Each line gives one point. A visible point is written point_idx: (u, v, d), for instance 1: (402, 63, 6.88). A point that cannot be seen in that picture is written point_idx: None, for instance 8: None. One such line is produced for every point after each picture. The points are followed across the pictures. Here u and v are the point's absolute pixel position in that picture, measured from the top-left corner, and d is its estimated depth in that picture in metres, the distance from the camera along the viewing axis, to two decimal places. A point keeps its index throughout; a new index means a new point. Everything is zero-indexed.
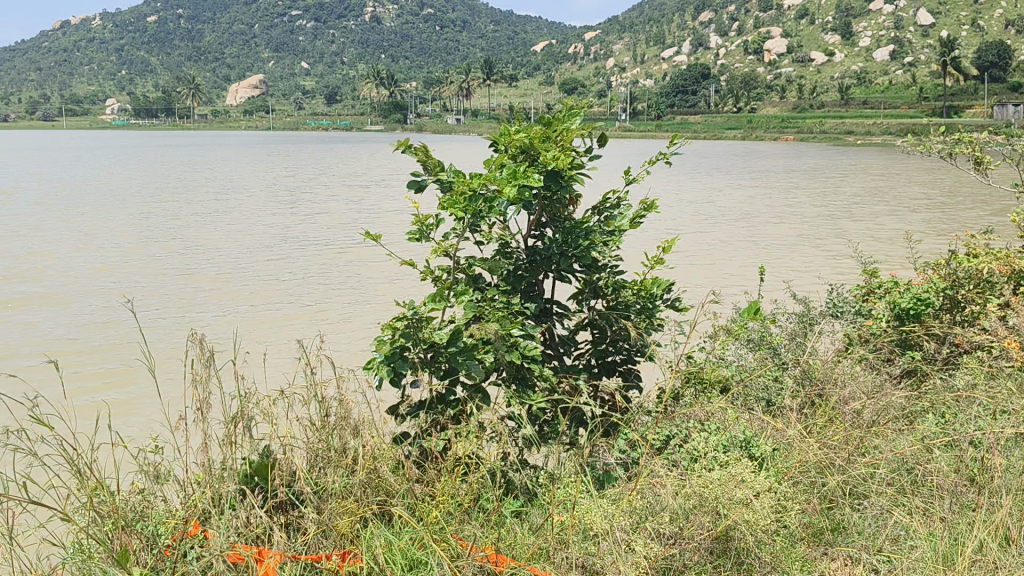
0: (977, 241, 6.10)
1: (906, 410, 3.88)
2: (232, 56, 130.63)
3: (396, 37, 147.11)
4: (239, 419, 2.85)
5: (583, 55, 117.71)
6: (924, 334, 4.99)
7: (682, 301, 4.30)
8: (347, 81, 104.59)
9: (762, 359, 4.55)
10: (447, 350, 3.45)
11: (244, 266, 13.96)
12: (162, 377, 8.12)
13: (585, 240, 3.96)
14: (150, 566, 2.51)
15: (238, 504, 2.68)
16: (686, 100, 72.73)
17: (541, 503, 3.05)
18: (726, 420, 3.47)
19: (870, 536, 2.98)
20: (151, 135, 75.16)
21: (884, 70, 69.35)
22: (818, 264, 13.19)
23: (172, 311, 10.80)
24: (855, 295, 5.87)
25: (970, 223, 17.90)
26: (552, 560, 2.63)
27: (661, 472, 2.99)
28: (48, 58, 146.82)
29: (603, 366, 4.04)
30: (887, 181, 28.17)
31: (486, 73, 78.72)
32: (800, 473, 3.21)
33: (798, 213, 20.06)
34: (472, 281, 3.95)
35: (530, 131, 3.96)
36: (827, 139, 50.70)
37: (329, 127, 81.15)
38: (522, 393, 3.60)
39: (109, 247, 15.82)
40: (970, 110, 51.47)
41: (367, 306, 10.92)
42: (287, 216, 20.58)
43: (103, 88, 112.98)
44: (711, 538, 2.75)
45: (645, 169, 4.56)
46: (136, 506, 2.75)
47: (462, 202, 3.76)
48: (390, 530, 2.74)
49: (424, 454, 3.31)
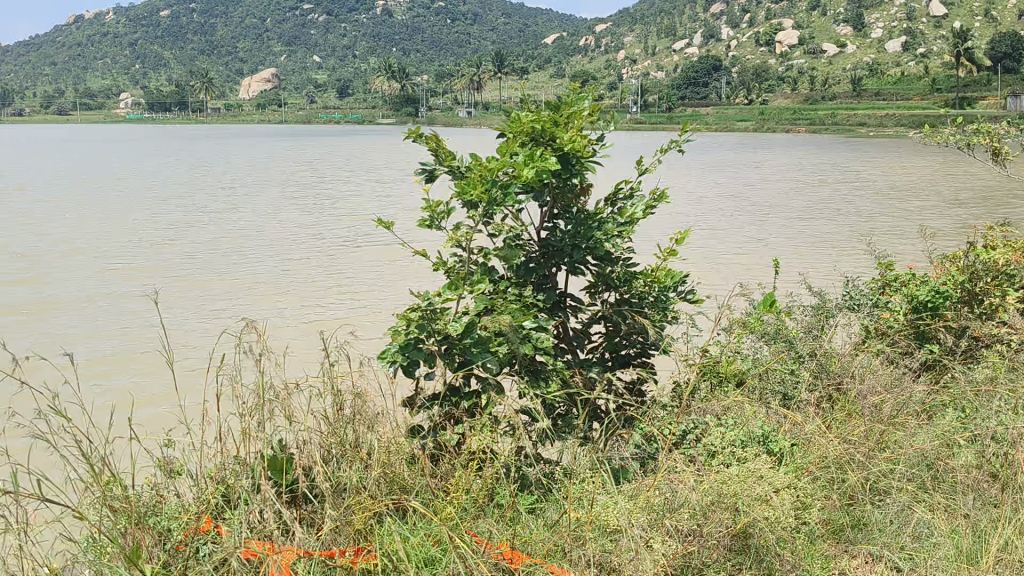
0: (995, 234, 5.98)
1: (925, 404, 3.81)
2: (245, 50, 130.63)
3: (407, 32, 147.37)
4: (255, 412, 2.83)
5: (594, 47, 117.23)
6: (942, 327, 4.89)
7: (696, 293, 4.24)
8: (360, 75, 104.95)
9: (779, 353, 4.46)
10: (460, 342, 3.43)
11: (261, 262, 13.79)
12: (180, 376, 7.98)
13: (598, 231, 3.92)
14: (161, 562, 2.52)
15: (252, 497, 2.66)
16: (697, 91, 72.43)
17: (556, 500, 3.02)
18: (744, 416, 3.45)
19: (892, 534, 2.93)
20: (163, 128, 75.07)
21: (896, 62, 68.68)
22: (841, 260, 12.92)
23: (189, 309, 10.63)
24: (870, 287, 5.74)
25: (992, 217, 17.59)
26: (569, 557, 2.60)
27: (679, 467, 2.93)
28: (63, 54, 147.40)
29: (617, 359, 4.02)
30: (901, 174, 27.85)
31: (498, 65, 78.53)
32: (819, 469, 3.17)
33: (815, 207, 19.94)
34: (486, 270, 3.89)
35: (540, 116, 3.91)
36: (839, 132, 50.45)
37: (342, 121, 80.98)
38: (536, 385, 3.56)
39: (128, 244, 15.57)
40: (983, 102, 50.98)
41: (385, 303, 10.77)
42: (304, 210, 20.42)
43: (117, 81, 113.06)
44: (731, 535, 2.69)
45: (657, 158, 4.48)
46: (149, 502, 2.75)
47: (478, 187, 3.74)
48: (404, 525, 2.71)
49: (438, 447, 3.31)
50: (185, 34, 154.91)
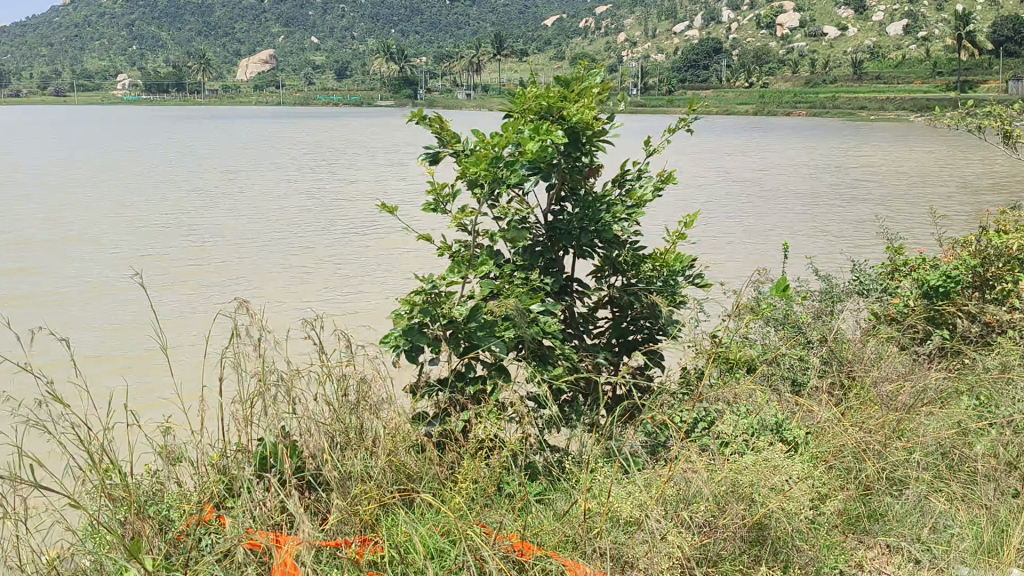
0: (1007, 217, 5.82)
1: (943, 392, 3.73)
2: (243, 31, 129.43)
3: (406, 13, 146.38)
4: (258, 396, 2.74)
5: (594, 30, 116.74)
6: (956, 313, 4.79)
7: (705, 278, 4.16)
8: (358, 57, 104.15)
9: (787, 339, 4.41)
10: (466, 327, 3.37)
11: (263, 246, 13.64)
12: (178, 365, 7.80)
13: (606, 213, 3.82)
14: (162, 553, 2.47)
15: (255, 488, 2.59)
16: (698, 74, 71.97)
17: (565, 488, 2.96)
18: (757, 403, 3.37)
19: (910, 525, 2.87)
20: (160, 109, 74.29)
21: (897, 45, 68.16)
22: (850, 245, 12.78)
23: (187, 296, 10.48)
24: (878, 272, 5.64)
25: (998, 203, 17.49)
26: (583, 550, 2.54)
27: (694, 456, 2.85)
28: (58, 34, 145.52)
29: (624, 345, 3.95)
30: (906, 159, 27.58)
31: (497, 47, 77.98)
32: (836, 458, 3.09)
33: (820, 192, 19.84)
34: (492, 252, 3.79)
35: (548, 93, 3.81)
36: (840, 115, 50.22)
37: (340, 103, 80.08)
38: (543, 369, 3.50)
39: (126, 230, 15.38)
40: (984, 86, 50.71)
41: (394, 290, 10.56)
42: (305, 194, 20.21)
43: (114, 63, 111.89)
44: (746, 527, 2.62)
45: (667, 138, 4.38)
46: (149, 491, 2.71)
47: (482, 164, 3.62)
48: (413, 515, 2.65)
49: (444, 435, 3.25)
50: (182, 15, 153.09)
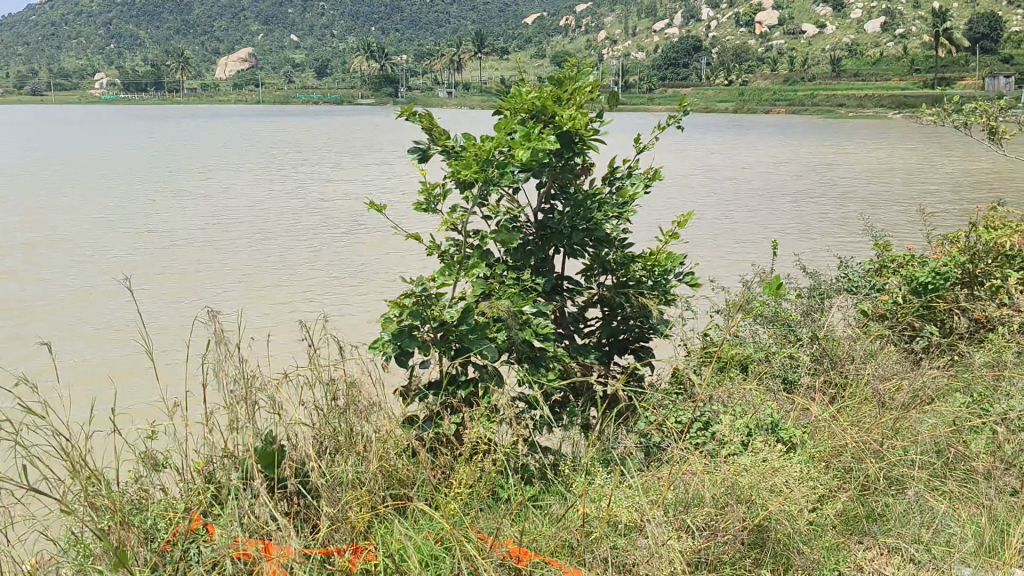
0: (994, 213, 5.82)
1: (939, 391, 3.71)
2: (221, 29, 128.46)
3: (386, 11, 145.71)
4: (245, 399, 2.66)
5: (574, 28, 116.84)
6: (948, 310, 4.78)
7: (695, 277, 4.11)
8: (339, 55, 103.60)
9: (778, 339, 4.38)
10: (457, 328, 3.30)
11: (247, 248, 13.53)
12: (160, 371, 7.63)
13: (598, 213, 3.78)
14: (149, 564, 2.39)
15: (243, 494, 2.51)
16: (678, 73, 72.15)
17: (559, 492, 2.91)
18: (751, 403, 3.33)
19: (911, 524, 2.83)
20: (137, 109, 73.54)
21: (875, 42, 68.63)
22: (838, 243, 12.81)
23: (168, 299, 10.33)
24: (866, 268, 5.63)
25: (982, 199, 17.61)
26: (581, 556, 2.49)
27: (691, 459, 2.80)
28: (35, 33, 143.58)
29: (615, 345, 3.89)
30: (889, 156, 27.79)
31: (478, 46, 77.81)
32: (834, 459, 3.07)
33: (806, 189, 19.92)
34: (482, 253, 3.72)
35: (541, 93, 3.76)
36: (820, 112, 50.46)
37: (320, 101, 79.57)
38: (535, 371, 3.43)
39: (105, 232, 15.16)
40: (961, 82, 51.05)
41: (383, 290, 10.48)
42: (291, 194, 20.05)
43: (91, 62, 110.54)
44: (747, 530, 2.58)
45: (657, 135, 4.33)
46: (135, 495, 2.62)
47: (473, 165, 3.54)
48: (409, 522, 2.58)
49: (436, 438, 3.18)
50: (160, 14, 151.65)
